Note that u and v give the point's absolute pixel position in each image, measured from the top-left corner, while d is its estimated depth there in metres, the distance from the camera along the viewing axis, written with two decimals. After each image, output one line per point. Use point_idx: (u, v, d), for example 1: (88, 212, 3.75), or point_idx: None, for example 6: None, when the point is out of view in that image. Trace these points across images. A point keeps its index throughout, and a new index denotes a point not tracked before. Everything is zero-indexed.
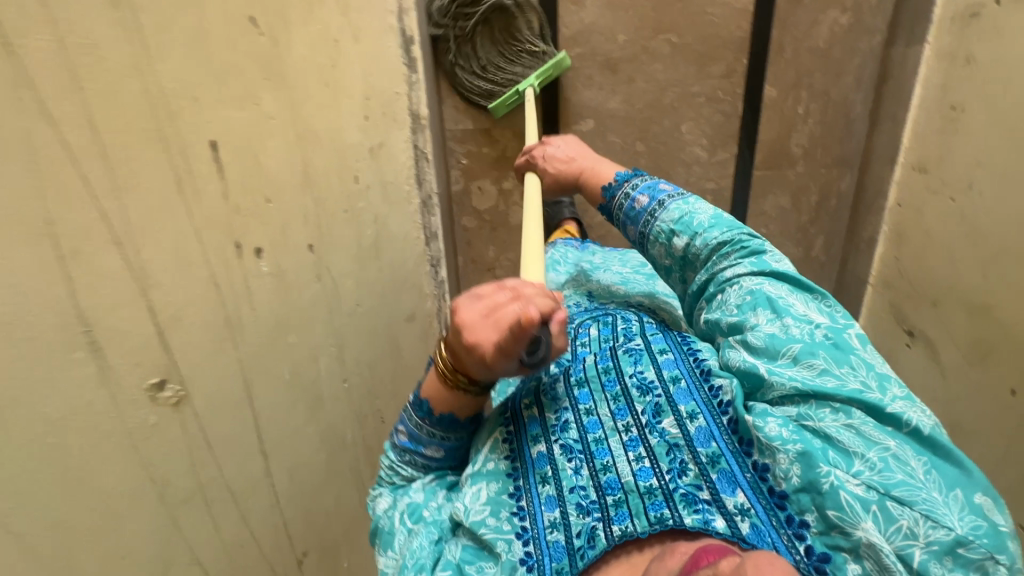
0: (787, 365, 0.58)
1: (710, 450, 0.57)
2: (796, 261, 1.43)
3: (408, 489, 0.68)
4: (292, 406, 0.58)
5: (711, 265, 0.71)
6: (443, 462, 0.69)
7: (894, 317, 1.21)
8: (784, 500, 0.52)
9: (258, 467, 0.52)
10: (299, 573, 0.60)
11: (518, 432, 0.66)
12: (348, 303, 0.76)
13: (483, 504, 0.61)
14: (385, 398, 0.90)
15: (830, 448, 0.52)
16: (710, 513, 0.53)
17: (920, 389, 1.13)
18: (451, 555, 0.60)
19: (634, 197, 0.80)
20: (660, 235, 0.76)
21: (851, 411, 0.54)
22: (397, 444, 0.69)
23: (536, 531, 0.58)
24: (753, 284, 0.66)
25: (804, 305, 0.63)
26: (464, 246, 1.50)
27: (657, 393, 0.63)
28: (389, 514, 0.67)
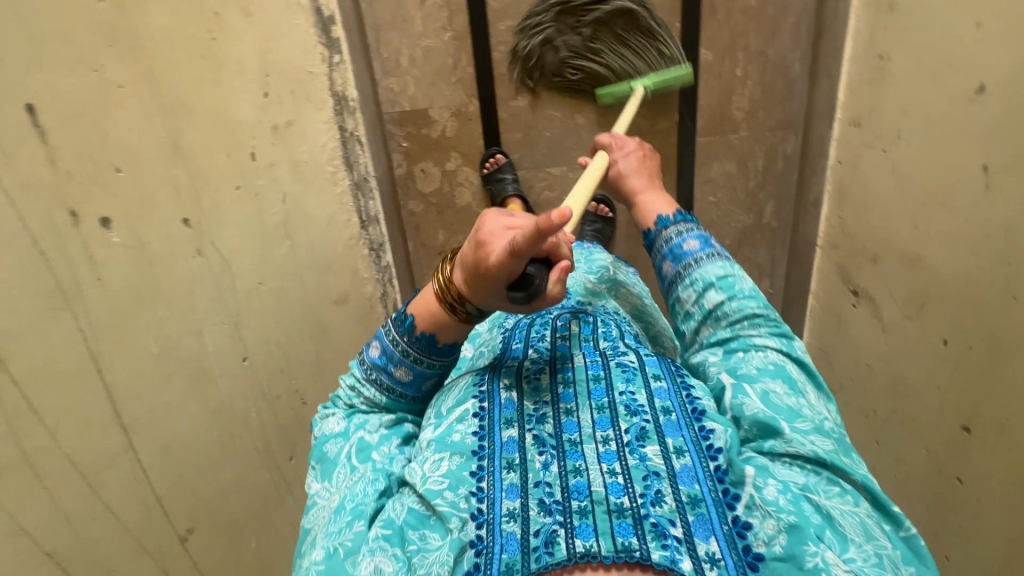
0: (806, 429, 0.61)
1: (692, 491, 0.54)
2: (748, 229, 1.41)
3: (364, 419, 0.68)
4: (160, 381, 0.57)
5: (740, 327, 0.71)
6: (409, 391, 0.69)
7: (840, 278, 1.19)
8: (758, 561, 0.51)
9: (115, 440, 0.51)
10: (183, 552, 0.59)
11: (490, 410, 0.63)
12: (247, 281, 0.74)
13: (442, 475, 0.57)
14: (305, 379, 0.89)
15: (828, 528, 0.54)
16: (679, 552, 0.50)
17: (866, 348, 1.11)
18: (396, 514, 0.57)
19: (683, 237, 0.77)
20: (698, 284, 0.73)
21: (857, 501, 0.57)
22: (367, 360, 0.69)
23: (492, 516, 0.54)
24: (775, 359, 0.67)
25: (815, 396, 0.66)
26: (412, 231, 1.47)
27: (645, 417, 0.60)
28: (340, 441, 0.67)
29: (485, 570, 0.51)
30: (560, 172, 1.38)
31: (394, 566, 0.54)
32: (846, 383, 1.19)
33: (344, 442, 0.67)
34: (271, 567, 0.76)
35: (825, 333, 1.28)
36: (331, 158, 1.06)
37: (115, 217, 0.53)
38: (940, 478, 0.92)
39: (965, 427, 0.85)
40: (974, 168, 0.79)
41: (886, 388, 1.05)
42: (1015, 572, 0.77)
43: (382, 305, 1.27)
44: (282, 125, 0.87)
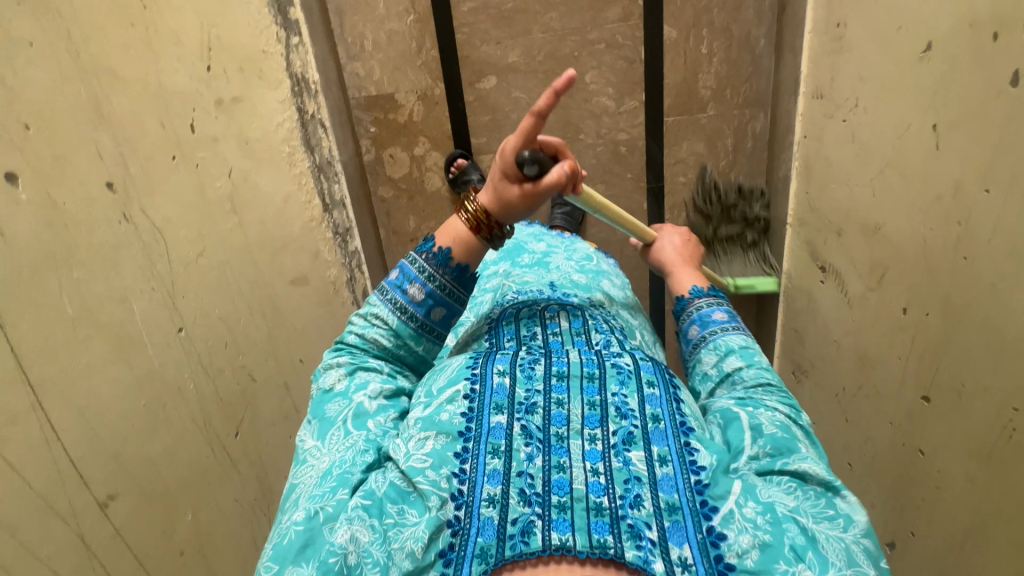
0: (815, 458, 0.59)
1: (671, 499, 0.54)
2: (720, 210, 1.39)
3: (365, 380, 0.67)
4: (76, 341, 0.57)
5: (756, 391, 0.67)
6: (419, 314, 0.70)
7: (809, 255, 1.17)
8: (728, 570, 0.51)
9: (20, 397, 0.51)
10: (103, 517, 0.58)
11: (480, 395, 0.62)
12: (185, 251, 0.74)
13: (426, 454, 0.58)
14: (254, 355, 0.88)
15: (810, 548, 0.52)
16: (652, 554, 0.51)
17: (833, 324, 1.09)
18: (376, 485, 0.57)
19: (709, 308, 0.78)
20: (720, 348, 0.73)
21: (851, 532, 0.54)
22: (382, 287, 0.71)
23: (472, 498, 0.55)
24: (792, 414, 0.64)
25: (819, 450, 0.63)
26: (383, 217, 1.47)
27: (634, 422, 0.60)
28: (341, 400, 0.66)
29: (459, 550, 0.52)
30: None
31: (370, 537, 0.53)
32: (818, 362, 1.17)
33: (347, 399, 0.66)
34: (212, 543, 0.75)
35: (798, 313, 1.26)
36: (288, 138, 1.06)
37: (20, 172, 0.52)
38: (904, 451, 0.89)
39: (924, 397, 0.83)
40: (925, 128, 0.78)
41: (853, 362, 1.03)
42: (975, 542, 0.75)
43: (349, 289, 1.27)
44: (227, 100, 0.87)
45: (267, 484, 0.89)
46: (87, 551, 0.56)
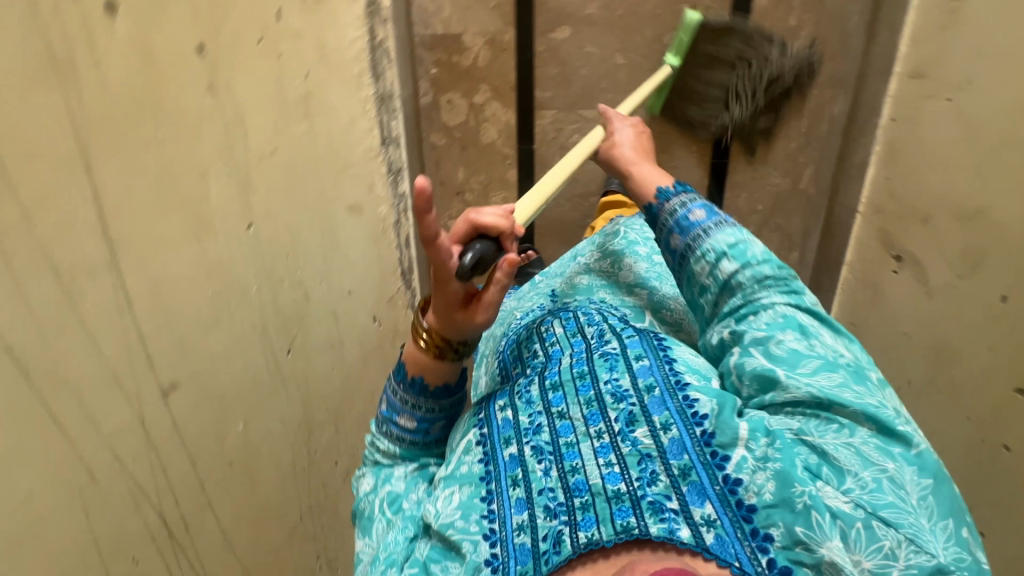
0: (803, 375, 0.62)
1: (682, 462, 0.59)
2: (783, 194, 1.34)
3: (389, 472, 0.76)
4: (155, 207, 0.51)
5: (751, 292, 0.71)
6: (416, 436, 0.77)
7: (882, 244, 1.12)
8: (751, 513, 0.55)
9: (99, 253, 0.45)
10: (163, 407, 0.53)
11: (491, 436, 0.70)
12: (261, 144, 0.68)
13: (454, 507, 0.65)
14: (311, 274, 0.83)
15: (825, 464, 0.56)
16: (677, 522, 0.56)
17: (905, 315, 1.04)
18: (420, 553, 0.65)
19: (689, 209, 0.79)
20: (710, 254, 0.74)
21: (854, 430, 0.58)
22: (380, 419, 0.79)
23: (505, 533, 0.61)
24: (787, 311, 0.68)
25: (832, 339, 0.67)
26: (432, 166, 1.41)
27: (632, 402, 0.65)
28: (371, 498, 0.75)
29: None
30: (593, 116, 1.31)
31: None
32: (878, 357, 1.12)
33: (375, 495, 0.74)
34: (258, 461, 0.70)
35: (857, 306, 1.21)
36: (358, 58, 1.00)
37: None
38: (981, 448, 0.85)
39: (1018, 390, 0.78)
40: None
41: (925, 355, 0.98)
42: None
43: (395, 231, 1.22)
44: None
45: (309, 412, 0.83)
46: (147, 439, 0.51)
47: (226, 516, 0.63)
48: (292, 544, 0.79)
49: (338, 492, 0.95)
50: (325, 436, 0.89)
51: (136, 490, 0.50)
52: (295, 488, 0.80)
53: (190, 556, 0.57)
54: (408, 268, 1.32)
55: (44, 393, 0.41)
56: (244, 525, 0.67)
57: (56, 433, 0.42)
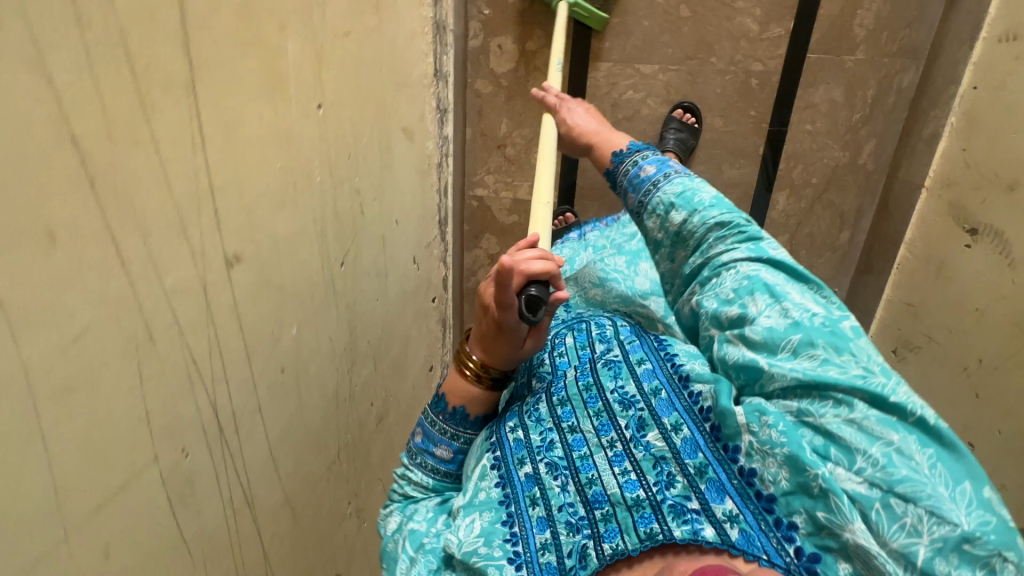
0: (786, 357, 0.53)
1: (697, 461, 0.54)
2: (840, 168, 1.28)
3: (415, 508, 0.67)
4: (233, 38, 0.43)
5: (707, 248, 0.63)
6: (453, 468, 0.69)
7: (953, 219, 1.06)
8: (772, 504, 0.49)
9: (176, 66, 0.37)
10: (228, 281, 0.45)
11: (504, 457, 0.63)
12: (336, 17, 0.61)
13: (476, 535, 0.57)
14: (367, 186, 0.75)
15: (831, 445, 0.48)
16: (699, 522, 0.50)
17: (977, 291, 0.99)
18: None
19: (641, 166, 0.71)
20: (659, 208, 0.66)
21: (854, 403, 0.49)
22: (411, 448, 0.69)
23: (530, 555, 0.54)
24: (751, 270, 0.58)
25: (803, 294, 0.57)
26: (474, 115, 1.34)
27: (639, 407, 0.60)
28: (395, 536, 0.65)
29: None
30: (651, 71, 1.25)
31: None
32: (942, 336, 1.06)
33: (398, 528, 0.65)
34: (307, 377, 0.62)
35: (917, 285, 1.15)
36: None
37: None
38: None
39: None
40: None
41: (1002, 332, 0.93)
42: None
43: (437, 173, 1.15)
44: None
45: (354, 340, 0.75)
46: (207, 312, 0.43)
47: (274, 429, 0.55)
48: (330, 482, 0.71)
49: (371, 436, 0.87)
50: (366, 370, 0.82)
51: (192, 368, 0.42)
52: (337, 420, 0.72)
53: (239, 464, 0.49)
54: (444, 218, 1.25)
55: (108, 210, 0.33)
56: (289, 446, 0.59)
57: (117, 269, 0.34)
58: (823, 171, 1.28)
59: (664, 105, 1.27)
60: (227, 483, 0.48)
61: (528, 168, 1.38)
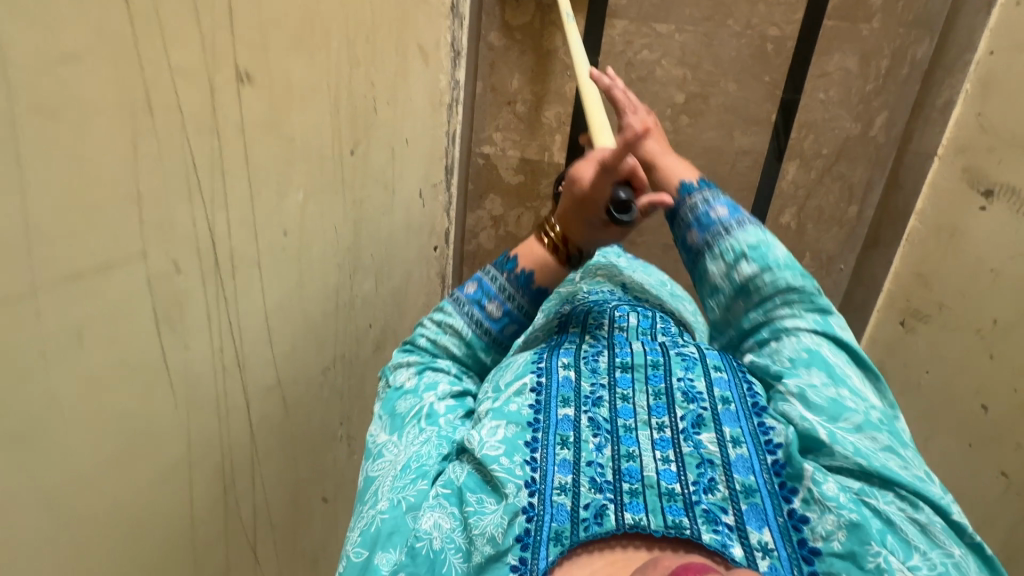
0: (847, 431, 0.54)
1: (748, 481, 0.51)
2: (851, 140, 1.27)
3: (434, 380, 0.67)
4: None
5: (770, 307, 0.62)
6: (496, 329, 0.72)
7: (967, 182, 1.05)
8: (813, 555, 0.47)
9: None
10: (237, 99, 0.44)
11: (548, 387, 0.60)
12: None
13: (498, 442, 0.55)
14: (381, 83, 0.71)
15: (890, 532, 0.48)
16: (729, 538, 0.48)
17: (992, 249, 0.97)
18: (455, 475, 0.55)
19: (711, 206, 0.67)
20: (727, 253, 0.64)
21: (919, 505, 0.51)
22: (458, 297, 0.73)
23: (545, 486, 0.51)
24: (812, 342, 0.59)
25: (858, 381, 0.59)
26: (485, 69, 1.32)
27: (703, 404, 0.56)
28: (413, 398, 0.65)
29: (535, 537, 0.48)
30: (668, 31, 1.23)
31: (452, 524, 0.52)
32: (954, 301, 1.04)
33: (418, 399, 0.65)
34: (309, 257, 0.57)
35: (928, 253, 1.14)
36: None
37: None
38: None
39: None
40: None
41: (1017, 288, 0.90)
42: None
43: (447, 114, 1.12)
44: None
45: (357, 245, 0.71)
46: (213, 115, 0.41)
47: (271, 296, 0.51)
48: (323, 391, 0.66)
49: (366, 362, 0.81)
50: (367, 284, 0.76)
51: (191, 170, 0.40)
52: (336, 324, 0.67)
53: (231, 312, 0.46)
54: (451, 166, 1.21)
55: None
56: (286, 324, 0.55)
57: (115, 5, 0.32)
58: (833, 143, 1.28)
59: (679, 66, 1.26)
60: (216, 321, 0.45)
61: (537, 127, 1.35)
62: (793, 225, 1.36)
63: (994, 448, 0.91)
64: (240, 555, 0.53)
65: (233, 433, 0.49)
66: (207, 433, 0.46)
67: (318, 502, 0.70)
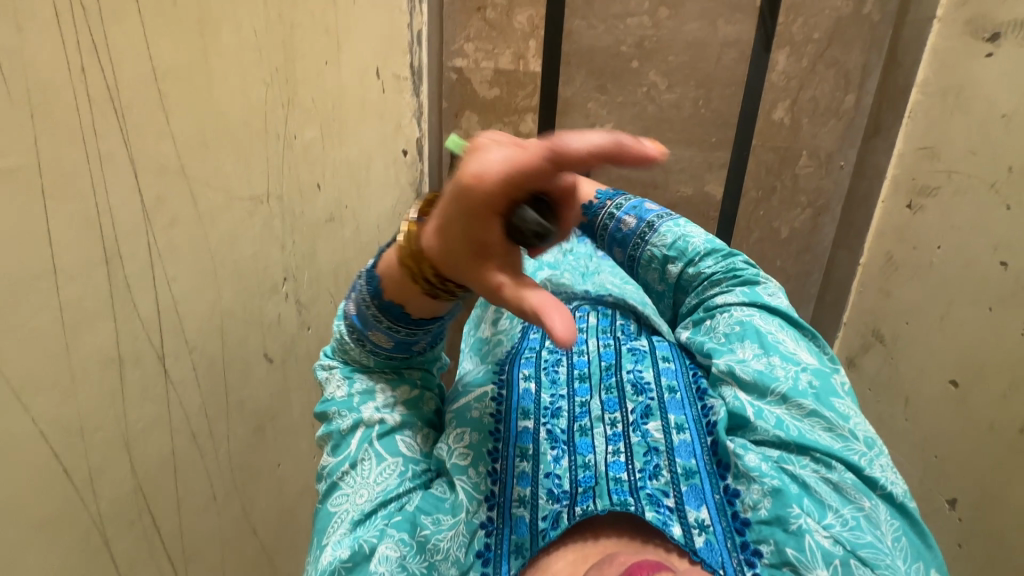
0: (775, 412, 0.49)
1: (688, 464, 0.48)
2: (843, 20, 1.19)
3: (370, 390, 0.53)
4: None
5: (704, 289, 0.61)
6: (395, 353, 0.53)
7: (971, 34, 0.97)
8: (745, 526, 0.45)
9: None
10: None
11: (508, 398, 0.55)
12: None
13: (465, 449, 0.51)
14: None
15: (807, 496, 0.45)
16: (670, 518, 0.45)
17: (1003, 94, 0.89)
18: (411, 504, 0.48)
19: (619, 218, 0.66)
20: (657, 255, 0.64)
21: (833, 465, 0.47)
22: (347, 318, 0.53)
23: (503, 499, 0.48)
24: (744, 315, 0.56)
25: (793, 343, 0.55)
26: None
27: (650, 395, 0.54)
28: (350, 415, 0.52)
29: (495, 552, 0.46)
30: None
31: (402, 551, 0.45)
32: (963, 163, 0.96)
33: (356, 415, 0.52)
34: (219, 38, 0.50)
35: (931, 124, 1.05)
36: None
37: None
38: None
39: None
40: None
41: None
42: None
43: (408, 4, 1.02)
44: None
45: (290, 77, 0.64)
46: None
47: (159, 57, 0.44)
48: (254, 223, 0.58)
49: (318, 228, 0.74)
50: (309, 130, 0.69)
51: None
52: (266, 149, 0.60)
53: (93, 22, 0.38)
54: (418, 70, 1.08)
55: None
56: (190, 107, 0.48)
57: None
58: (822, 27, 1.20)
59: None
60: (70, 16, 0.37)
61: (509, 33, 1.22)
62: (787, 121, 1.27)
63: (1017, 305, 0.83)
64: (136, 355, 0.44)
65: (123, 229, 0.42)
66: (68, 165, 0.37)
67: (258, 358, 0.62)
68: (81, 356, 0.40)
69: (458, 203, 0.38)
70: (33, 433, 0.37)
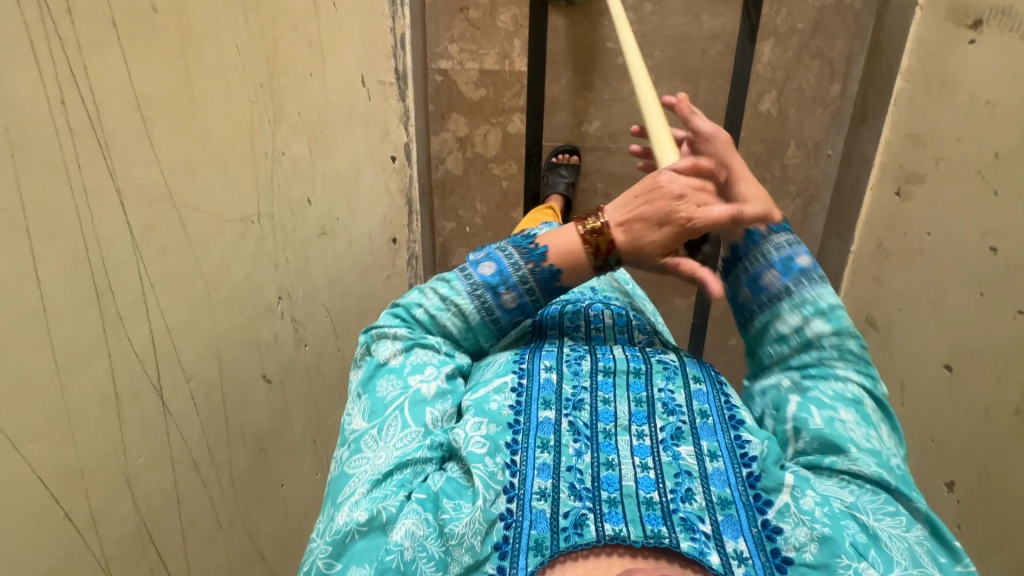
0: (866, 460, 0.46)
1: (723, 493, 0.46)
2: (826, 10, 1.19)
3: (424, 363, 0.54)
4: None
5: (826, 359, 0.51)
6: (506, 321, 0.55)
7: (953, 22, 0.98)
8: (786, 564, 0.42)
9: None
10: None
11: (528, 388, 0.53)
12: None
13: (483, 438, 0.48)
14: None
15: (872, 546, 0.42)
16: (706, 546, 0.43)
17: (986, 81, 0.90)
18: (433, 482, 0.47)
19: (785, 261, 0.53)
20: (806, 308, 0.51)
21: (913, 526, 0.44)
22: (471, 278, 0.55)
23: (524, 491, 0.46)
24: (862, 400, 0.49)
25: (892, 435, 0.50)
26: None
27: (681, 417, 0.51)
28: (396, 381, 0.53)
29: (513, 545, 0.43)
30: None
31: (426, 531, 0.43)
32: (950, 150, 0.97)
33: (404, 385, 0.52)
34: (200, 59, 0.49)
35: (917, 112, 1.06)
36: None
37: None
38: None
39: None
40: None
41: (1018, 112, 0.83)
42: None
43: (389, 7, 1.00)
44: None
45: (275, 92, 0.62)
46: None
47: (141, 82, 0.43)
48: (245, 245, 0.57)
49: (310, 243, 0.72)
50: (296, 145, 0.68)
51: None
52: (255, 168, 0.58)
53: (72, 55, 0.37)
54: (403, 74, 1.06)
55: None
56: (174, 131, 0.46)
57: None
58: (804, 18, 1.20)
59: None
60: (46, 46, 0.35)
61: (492, 32, 1.21)
62: (774, 112, 1.27)
63: (1009, 290, 0.84)
64: (134, 392, 0.44)
65: (112, 264, 0.41)
66: (53, 202, 0.36)
67: (257, 380, 0.61)
68: (75, 395, 0.39)
69: (660, 208, 0.51)
70: (32, 481, 0.36)
